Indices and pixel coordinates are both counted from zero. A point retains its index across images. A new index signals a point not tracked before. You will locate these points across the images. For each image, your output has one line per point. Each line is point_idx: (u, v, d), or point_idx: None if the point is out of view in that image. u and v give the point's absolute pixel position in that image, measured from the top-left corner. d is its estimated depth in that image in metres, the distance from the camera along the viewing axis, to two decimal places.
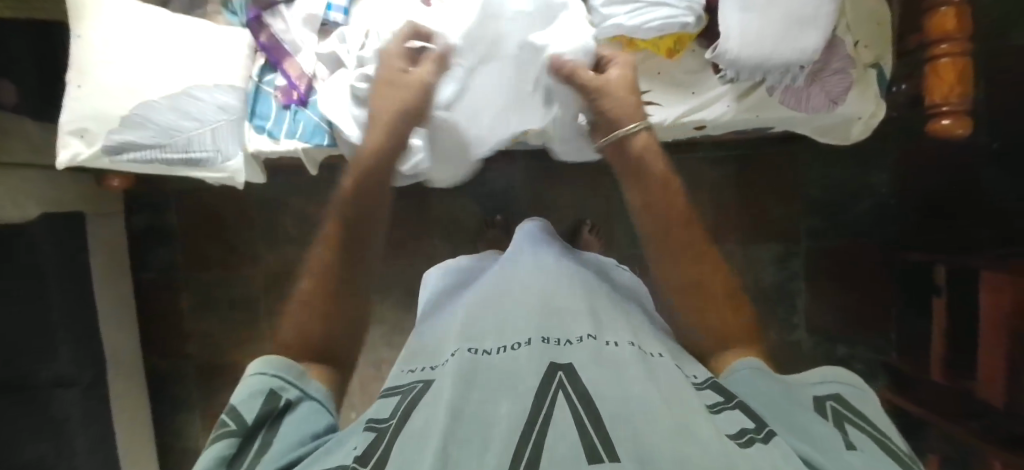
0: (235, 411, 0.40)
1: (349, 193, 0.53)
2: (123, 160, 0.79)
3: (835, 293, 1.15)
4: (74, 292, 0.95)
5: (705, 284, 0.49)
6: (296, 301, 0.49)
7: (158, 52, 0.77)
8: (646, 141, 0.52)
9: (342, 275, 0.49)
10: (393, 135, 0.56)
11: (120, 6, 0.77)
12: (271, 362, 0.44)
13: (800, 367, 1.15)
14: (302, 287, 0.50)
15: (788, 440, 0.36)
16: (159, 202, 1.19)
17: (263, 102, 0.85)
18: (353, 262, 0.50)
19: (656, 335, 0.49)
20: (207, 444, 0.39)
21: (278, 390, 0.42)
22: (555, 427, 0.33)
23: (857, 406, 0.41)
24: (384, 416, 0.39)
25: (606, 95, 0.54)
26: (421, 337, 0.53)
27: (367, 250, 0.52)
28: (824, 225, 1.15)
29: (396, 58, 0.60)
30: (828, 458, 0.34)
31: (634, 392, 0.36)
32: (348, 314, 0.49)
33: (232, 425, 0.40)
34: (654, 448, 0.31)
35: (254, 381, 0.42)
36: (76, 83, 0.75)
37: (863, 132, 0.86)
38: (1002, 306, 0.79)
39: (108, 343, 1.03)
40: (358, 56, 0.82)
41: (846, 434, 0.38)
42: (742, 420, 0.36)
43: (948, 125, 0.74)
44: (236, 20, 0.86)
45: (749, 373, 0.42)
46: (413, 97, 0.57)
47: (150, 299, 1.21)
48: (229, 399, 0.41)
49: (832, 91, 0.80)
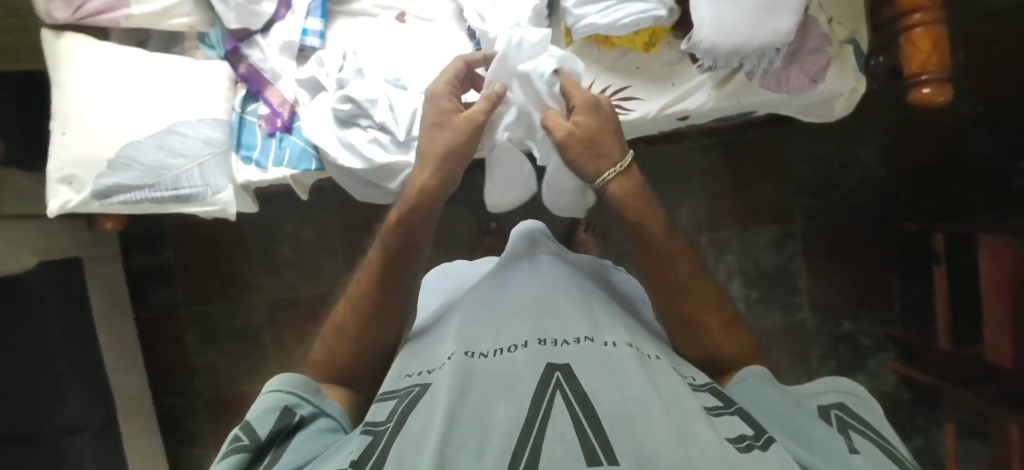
0: (248, 424, 0.39)
1: (395, 225, 0.52)
2: (113, 203, 0.79)
3: (835, 268, 1.15)
4: (77, 337, 0.95)
5: (688, 283, 0.50)
6: (331, 320, 0.53)
7: (140, 91, 0.78)
8: (624, 186, 0.52)
9: (373, 301, 0.50)
10: (434, 182, 0.53)
11: (99, 51, 0.77)
12: (287, 380, 0.43)
13: (807, 346, 1.15)
14: (338, 308, 0.53)
15: (787, 443, 0.36)
16: (154, 240, 1.20)
17: (248, 131, 0.86)
18: (386, 294, 0.51)
19: (652, 338, 0.49)
20: (218, 458, 0.37)
21: (292, 406, 0.42)
22: (552, 428, 0.33)
23: (861, 415, 0.41)
24: (382, 418, 0.39)
25: (572, 148, 0.53)
26: (417, 340, 0.53)
27: (401, 285, 0.52)
28: (819, 202, 1.14)
29: (443, 98, 0.56)
30: (829, 462, 0.34)
31: (633, 394, 0.36)
32: (373, 338, 0.50)
33: (245, 440, 0.38)
34: (652, 451, 0.31)
35: (268, 398, 0.41)
36: (60, 130, 0.76)
37: (846, 108, 0.87)
38: (1003, 267, 0.80)
39: (115, 385, 1.03)
40: (337, 78, 0.84)
41: (848, 440, 0.38)
42: (742, 426, 0.36)
43: (929, 93, 0.75)
44: (214, 53, 0.86)
45: (753, 388, 0.43)
46: (455, 141, 0.54)
47: (154, 338, 1.21)
48: (242, 416, 0.40)
49: (811, 70, 0.80)
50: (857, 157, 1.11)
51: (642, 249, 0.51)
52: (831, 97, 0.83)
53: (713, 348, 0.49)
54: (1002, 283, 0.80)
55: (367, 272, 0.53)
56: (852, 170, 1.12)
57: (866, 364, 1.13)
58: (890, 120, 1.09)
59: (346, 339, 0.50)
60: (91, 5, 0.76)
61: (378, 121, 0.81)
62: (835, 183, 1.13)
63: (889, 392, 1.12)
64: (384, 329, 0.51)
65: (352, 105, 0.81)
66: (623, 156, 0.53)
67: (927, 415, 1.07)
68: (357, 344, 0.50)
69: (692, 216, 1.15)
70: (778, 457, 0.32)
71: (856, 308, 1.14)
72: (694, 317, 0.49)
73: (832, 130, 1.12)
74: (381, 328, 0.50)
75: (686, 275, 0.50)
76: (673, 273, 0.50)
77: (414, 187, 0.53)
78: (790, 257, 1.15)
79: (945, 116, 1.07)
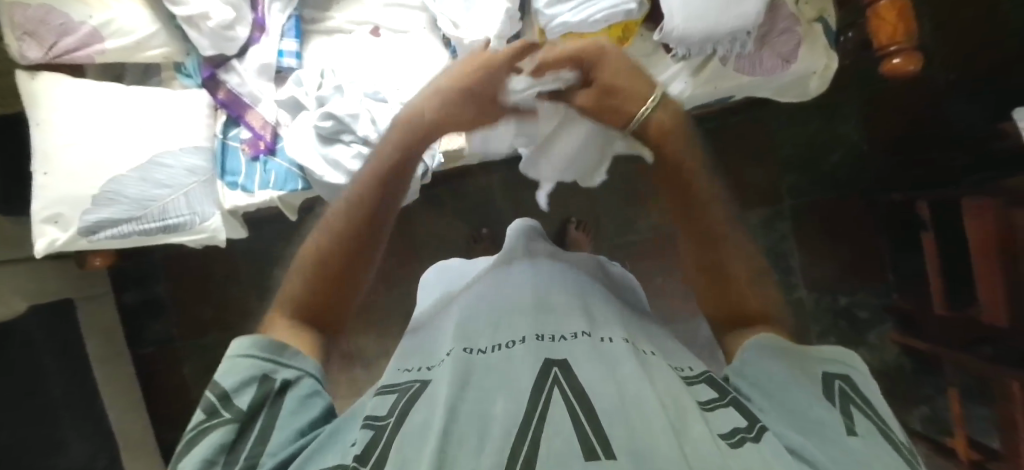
0: (228, 397, 0.37)
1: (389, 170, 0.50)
2: (101, 238, 0.78)
3: (825, 245, 1.15)
4: (73, 378, 0.94)
5: (708, 239, 0.49)
6: (301, 259, 0.48)
7: (118, 123, 0.78)
8: (663, 120, 0.51)
9: (354, 243, 0.47)
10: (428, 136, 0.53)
11: (75, 86, 0.77)
12: (260, 343, 0.41)
13: (806, 325, 1.16)
14: (310, 243, 0.48)
15: (777, 431, 0.35)
16: (146, 276, 1.19)
17: (232, 156, 0.86)
18: (364, 238, 0.47)
19: (647, 335, 0.49)
20: (201, 436, 0.35)
21: (270, 373, 0.39)
22: (549, 425, 0.33)
23: (866, 392, 0.38)
24: (382, 412, 0.38)
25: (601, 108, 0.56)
26: (411, 339, 0.52)
27: (382, 235, 0.49)
28: (805, 182, 1.15)
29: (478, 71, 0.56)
30: (818, 446, 0.33)
31: (630, 390, 0.36)
32: (350, 285, 0.47)
33: (225, 414, 0.36)
34: (651, 446, 0.31)
35: (243, 366, 0.39)
36: (41, 170, 0.75)
37: (821, 86, 0.88)
38: (986, 229, 0.82)
39: (116, 426, 1.01)
40: (317, 96, 0.84)
41: (849, 420, 0.36)
42: (736, 418, 0.35)
43: (900, 64, 0.76)
44: (191, 82, 0.87)
45: (754, 359, 0.41)
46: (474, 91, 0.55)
47: (152, 375, 1.20)
48: (216, 386, 0.38)
49: (782, 51, 0.81)
50: (837, 133, 1.13)
51: (679, 198, 0.51)
52: (804, 75, 0.85)
53: (740, 307, 0.47)
54: (991, 239, 0.81)
55: (344, 207, 0.48)
56: (833, 146, 1.13)
57: (865, 337, 1.14)
58: (864, 96, 1.11)
59: (324, 270, 0.46)
60: (64, 43, 0.75)
61: (362, 135, 0.81)
62: (818, 160, 1.14)
63: (891, 362, 1.12)
64: (355, 271, 0.47)
65: (334, 121, 0.81)
66: (657, 95, 0.52)
67: (930, 382, 1.08)
68: (331, 288, 0.46)
69: None
70: (772, 450, 0.32)
71: (850, 282, 1.15)
72: (714, 275, 0.48)
73: (810, 108, 1.13)
74: (356, 271, 0.47)
75: (706, 239, 0.49)
76: (694, 227, 0.50)
77: (417, 124, 0.52)
78: (780, 237, 1.16)
79: (918, 84, 1.09)
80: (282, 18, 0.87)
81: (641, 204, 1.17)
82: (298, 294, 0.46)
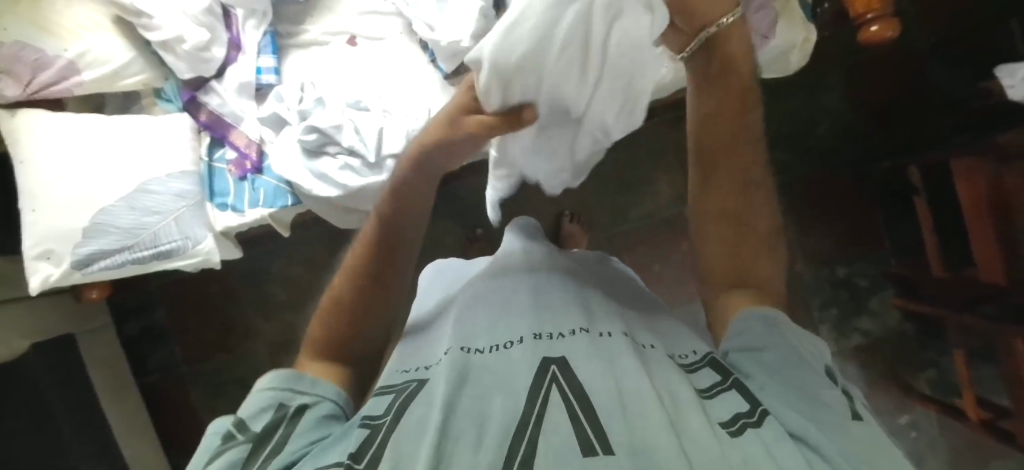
0: (245, 422, 0.39)
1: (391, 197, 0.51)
2: (94, 270, 0.78)
3: (820, 217, 1.15)
4: (82, 412, 0.94)
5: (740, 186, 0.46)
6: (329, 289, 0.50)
7: (101, 154, 0.77)
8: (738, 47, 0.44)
9: (371, 274, 0.48)
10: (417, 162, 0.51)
11: (56, 122, 0.77)
12: (279, 376, 0.42)
13: (807, 299, 1.16)
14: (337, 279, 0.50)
15: (782, 417, 0.35)
16: (145, 305, 1.19)
17: (220, 178, 0.87)
18: (379, 269, 0.49)
19: (646, 327, 0.48)
20: (217, 456, 0.37)
21: (284, 400, 0.40)
22: (548, 420, 0.33)
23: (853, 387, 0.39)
24: (380, 412, 0.38)
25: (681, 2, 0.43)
26: (409, 344, 0.51)
27: (403, 260, 0.50)
28: (795, 157, 1.15)
29: None
30: (822, 436, 0.33)
31: (630, 387, 0.36)
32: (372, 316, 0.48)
33: (239, 436, 0.38)
34: (649, 444, 0.31)
35: (263, 397, 0.41)
36: (28, 208, 0.74)
37: (801, 60, 0.88)
38: (978, 189, 0.81)
39: (127, 455, 1.01)
40: (298, 110, 0.84)
41: (852, 405, 0.36)
42: (738, 403, 0.35)
43: (877, 30, 0.75)
44: (172, 106, 0.87)
45: (756, 329, 0.40)
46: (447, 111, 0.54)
47: (158, 402, 1.19)
48: (238, 412, 0.40)
49: (761, 28, 0.79)
50: (823, 105, 1.13)
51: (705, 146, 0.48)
52: (785, 50, 0.85)
53: (748, 263, 0.46)
54: (980, 199, 0.81)
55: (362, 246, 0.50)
56: (820, 118, 1.13)
57: (867, 306, 1.14)
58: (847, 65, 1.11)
59: (344, 304, 0.48)
60: (41, 78, 0.75)
61: (347, 146, 0.80)
62: (807, 133, 1.14)
63: (895, 329, 1.13)
64: (377, 301, 0.48)
65: (318, 134, 0.81)
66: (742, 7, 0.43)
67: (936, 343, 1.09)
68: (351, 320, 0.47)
69: (673, 190, 1.16)
70: (772, 434, 0.32)
71: (848, 253, 1.15)
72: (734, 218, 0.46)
73: (792, 83, 1.13)
74: (378, 301, 0.48)
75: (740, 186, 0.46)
76: (729, 168, 0.47)
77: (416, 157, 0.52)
78: None
79: (900, 47, 1.09)
80: (257, 35, 0.88)
81: (631, 192, 1.17)
82: (326, 327, 0.47)
